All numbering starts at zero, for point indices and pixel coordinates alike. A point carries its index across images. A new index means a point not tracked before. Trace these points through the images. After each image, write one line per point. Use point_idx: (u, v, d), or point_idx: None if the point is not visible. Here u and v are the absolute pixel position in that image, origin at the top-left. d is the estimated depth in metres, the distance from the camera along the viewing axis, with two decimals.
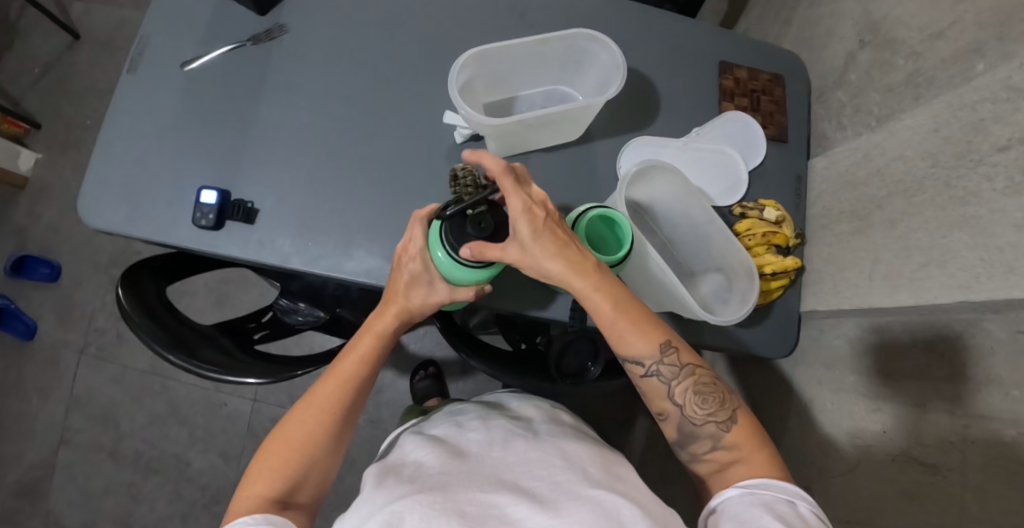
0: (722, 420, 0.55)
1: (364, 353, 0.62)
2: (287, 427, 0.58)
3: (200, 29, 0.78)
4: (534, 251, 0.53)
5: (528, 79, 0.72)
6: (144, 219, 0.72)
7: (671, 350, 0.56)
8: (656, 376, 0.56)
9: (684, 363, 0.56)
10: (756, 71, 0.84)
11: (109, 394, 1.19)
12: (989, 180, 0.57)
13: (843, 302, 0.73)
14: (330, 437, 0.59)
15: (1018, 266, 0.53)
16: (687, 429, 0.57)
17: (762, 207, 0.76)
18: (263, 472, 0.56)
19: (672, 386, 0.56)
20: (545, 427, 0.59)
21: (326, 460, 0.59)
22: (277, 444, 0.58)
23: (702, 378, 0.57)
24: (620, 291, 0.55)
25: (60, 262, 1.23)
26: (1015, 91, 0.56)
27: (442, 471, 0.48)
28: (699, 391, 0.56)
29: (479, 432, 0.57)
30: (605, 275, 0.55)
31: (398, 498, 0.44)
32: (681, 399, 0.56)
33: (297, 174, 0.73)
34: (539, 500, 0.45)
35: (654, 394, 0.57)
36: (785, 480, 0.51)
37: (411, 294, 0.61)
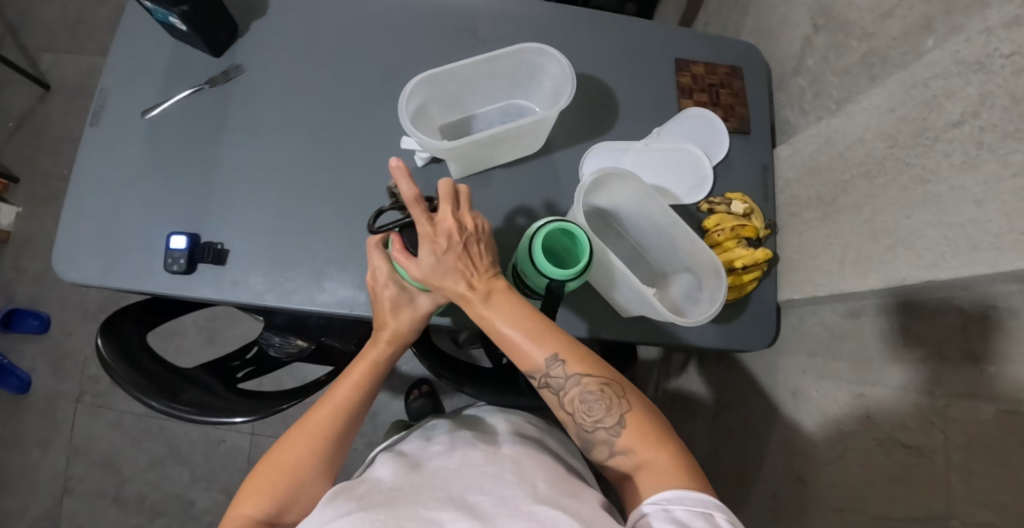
0: (611, 425, 0.55)
1: (356, 379, 0.62)
2: (277, 451, 0.58)
3: (159, 76, 0.78)
4: (426, 274, 0.56)
5: (483, 97, 0.73)
6: (118, 268, 0.73)
7: (558, 362, 0.55)
8: (548, 389, 0.57)
9: (572, 373, 0.55)
10: (713, 65, 0.84)
11: (108, 440, 1.20)
12: (947, 156, 0.57)
13: (818, 290, 0.73)
14: (322, 463, 0.58)
15: (980, 243, 0.52)
16: (583, 437, 0.57)
17: (729, 200, 0.76)
18: (252, 494, 0.55)
19: (562, 397, 0.57)
20: (508, 439, 0.60)
21: (318, 486, 0.58)
22: (268, 468, 0.57)
23: (594, 387, 0.55)
24: (512, 309, 0.57)
25: (50, 313, 1.24)
26: (964, 65, 0.55)
27: (394, 489, 0.49)
28: (586, 400, 0.55)
29: (442, 446, 0.58)
30: (495, 297, 0.57)
31: (341, 514, 0.46)
32: (572, 408, 0.56)
33: (264, 211, 0.73)
34: (481, 515, 0.46)
35: (553, 404, 0.58)
36: (686, 487, 0.49)
37: (399, 317, 0.63)
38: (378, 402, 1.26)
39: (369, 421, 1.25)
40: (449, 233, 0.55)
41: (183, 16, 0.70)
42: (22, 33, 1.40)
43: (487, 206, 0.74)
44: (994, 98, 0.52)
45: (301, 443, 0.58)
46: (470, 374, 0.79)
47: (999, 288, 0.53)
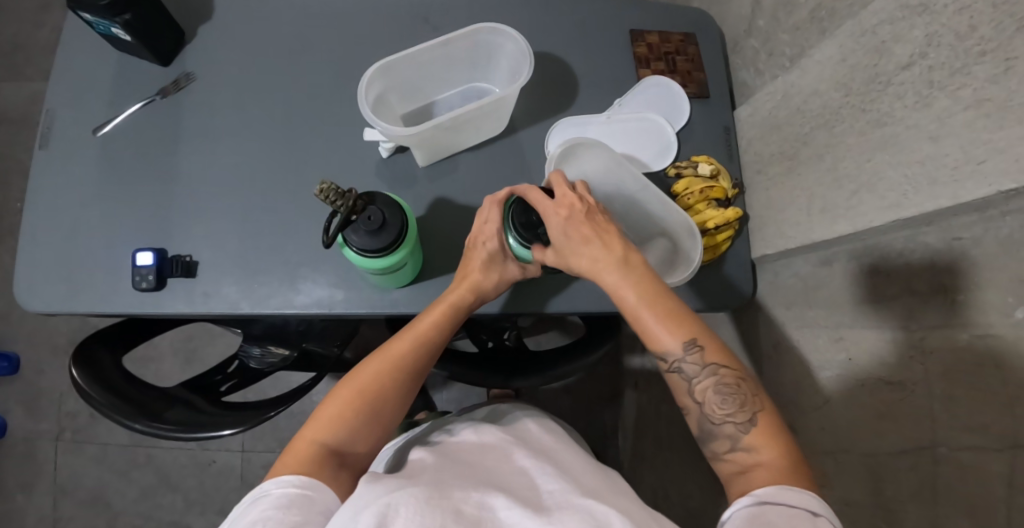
0: (741, 422, 0.53)
1: (431, 322, 0.61)
2: (358, 378, 0.57)
3: (107, 91, 0.76)
4: (568, 243, 0.59)
5: (441, 83, 0.72)
6: (84, 292, 0.70)
7: (695, 347, 0.55)
8: (678, 372, 0.55)
9: (707, 361, 0.54)
10: (667, 33, 0.84)
11: (94, 475, 1.16)
12: (900, 98, 0.58)
13: (789, 242, 0.74)
14: (401, 394, 0.58)
15: (940, 178, 0.53)
16: (705, 427, 0.55)
17: (695, 163, 0.77)
18: (327, 417, 0.54)
19: (693, 383, 0.55)
20: (535, 437, 0.63)
21: (385, 427, 0.57)
22: (349, 392, 0.56)
23: (728, 378, 0.54)
24: (649, 286, 0.57)
25: (18, 353, 1.20)
26: (908, 8, 0.57)
27: (440, 475, 0.50)
28: (720, 391, 0.54)
29: (472, 441, 0.60)
30: (638, 275, 0.57)
31: (395, 490, 0.46)
32: (703, 397, 0.55)
33: (230, 219, 0.71)
34: (535, 507, 0.47)
35: (675, 389, 0.56)
36: (807, 490, 0.47)
37: (487, 274, 0.64)
38: None
39: None
40: (570, 204, 0.60)
41: (125, 26, 0.68)
42: None
43: (457, 192, 0.73)
44: (939, 38, 0.54)
45: (384, 372, 0.57)
46: (464, 359, 0.79)
47: (962, 219, 0.55)
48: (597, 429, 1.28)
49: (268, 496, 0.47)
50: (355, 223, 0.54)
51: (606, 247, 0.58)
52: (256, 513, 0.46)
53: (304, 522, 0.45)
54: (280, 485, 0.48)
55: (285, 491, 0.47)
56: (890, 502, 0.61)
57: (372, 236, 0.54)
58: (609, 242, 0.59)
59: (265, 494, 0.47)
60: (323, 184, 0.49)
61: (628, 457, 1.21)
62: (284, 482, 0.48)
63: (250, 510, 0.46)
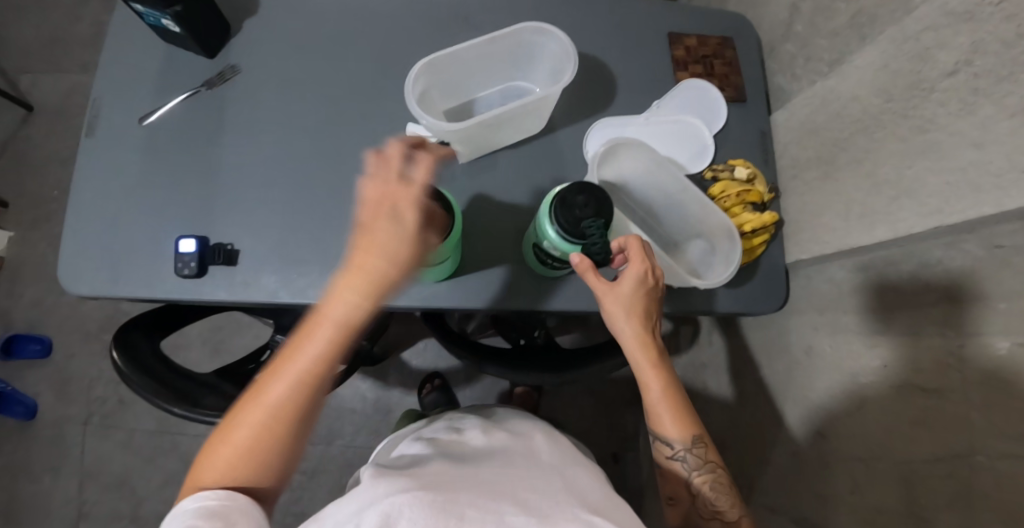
0: (728, 521, 0.62)
1: (323, 342, 0.51)
2: (231, 423, 0.50)
3: (153, 81, 0.78)
4: (625, 320, 0.61)
5: (482, 81, 0.73)
6: (127, 278, 0.72)
7: (699, 444, 0.63)
8: (680, 461, 0.64)
9: (708, 460, 0.64)
10: (704, 37, 0.85)
11: (121, 460, 1.18)
12: (942, 105, 0.58)
13: (825, 247, 0.74)
14: (295, 424, 0.51)
15: (984, 185, 0.53)
16: (692, 520, 0.64)
17: (732, 167, 0.77)
18: (220, 453, 0.50)
19: (693, 476, 0.64)
20: (540, 442, 0.61)
21: (285, 455, 0.52)
22: (226, 438, 0.50)
23: (720, 476, 0.64)
24: (675, 383, 0.63)
25: (50, 337, 1.22)
26: (953, 16, 0.57)
27: (441, 475, 0.51)
28: (714, 487, 0.63)
29: (478, 447, 0.59)
30: (669, 367, 0.62)
31: (400, 489, 0.46)
32: (698, 490, 0.64)
33: (270, 210, 0.73)
34: (537, 515, 0.47)
35: (675, 476, 0.65)
36: None
37: (379, 258, 0.50)
38: (393, 400, 1.28)
39: (384, 419, 1.26)
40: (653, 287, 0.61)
41: (176, 18, 0.69)
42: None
43: (495, 189, 0.74)
44: (985, 46, 0.54)
45: (272, 402, 0.50)
46: (489, 353, 0.79)
47: (1004, 226, 0.55)
48: (617, 431, 1.28)
49: (191, 509, 0.47)
50: None
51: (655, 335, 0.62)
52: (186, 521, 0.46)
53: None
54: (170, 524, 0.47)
55: (204, 505, 0.47)
56: (922, 510, 0.61)
57: (420, 227, 0.55)
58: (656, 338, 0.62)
59: (182, 510, 0.47)
60: (373, 174, 0.51)
61: (648, 460, 1.21)
62: (199, 497, 0.48)
63: (169, 526, 0.47)
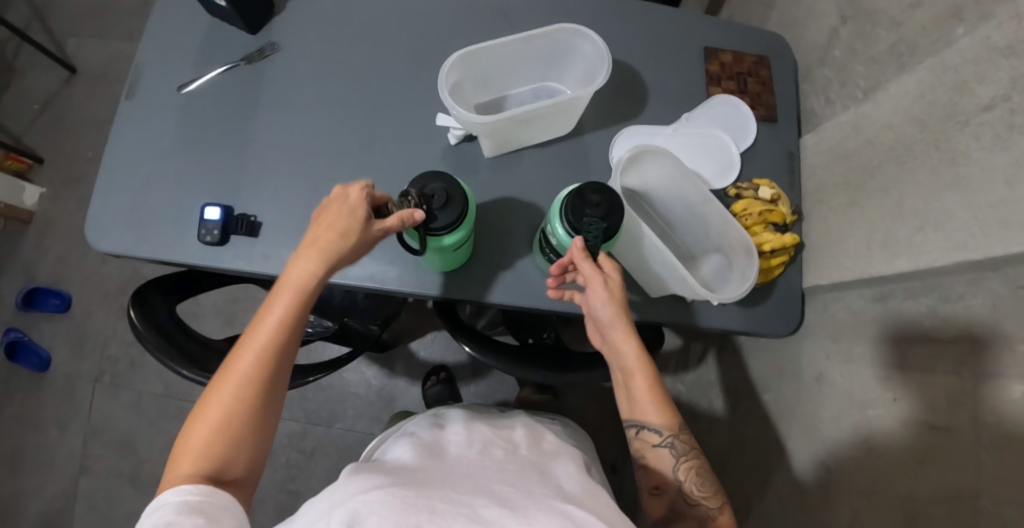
0: (713, 505, 0.60)
1: (282, 314, 0.54)
2: (203, 408, 0.51)
3: (196, 52, 0.80)
4: (610, 303, 0.60)
5: (516, 78, 0.74)
6: (152, 239, 0.73)
7: (683, 430, 0.62)
8: (666, 448, 0.62)
9: (691, 444, 0.62)
10: (741, 54, 0.84)
11: (126, 420, 1.20)
12: (976, 139, 0.58)
13: (844, 274, 0.73)
14: (262, 401, 0.52)
15: (1012, 222, 0.53)
16: (679, 506, 0.61)
17: (756, 186, 0.77)
18: (194, 444, 0.50)
19: (677, 462, 0.62)
20: (524, 443, 0.62)
21: (259, 438, 0.53)
22: (201, 425, 0.50)
23: (703, 462, 0.62)
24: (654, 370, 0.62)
25: (71, 293, 1.25)
26: (994, 50, 0.57)
27: (418, 473, 0.51)
28: (700, 472, 0.61)
29: (461, 442, 0.60)
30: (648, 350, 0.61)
31: (371, 489, 0.46)
32: (685, 476, 0.61)
33: (296, 187, 0.74)
34: (512, 505, 0.46)
35: (659, 465, 0.62)
36: None
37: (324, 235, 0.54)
38: (396, 389, 1.28)
39: (386, 407, 1.27)
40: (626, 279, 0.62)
41: None
42: (49, 17, 1.42)
43: (517, 186, 0.75)
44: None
45: (246, 382, 0.52)
46: (495, 349, 0.79)
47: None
48: (618, 443, 1.27)
49: (167, 505, 0.46)
50: (433, 210, 0.56)
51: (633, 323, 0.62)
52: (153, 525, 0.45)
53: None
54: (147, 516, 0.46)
55: (183, 499, 0.47)
56: None
57: (452, 209, 0.56)
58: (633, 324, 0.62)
59: (163, 503, 0.46)
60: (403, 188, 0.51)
61: None
62: (183, 491, 0.47)
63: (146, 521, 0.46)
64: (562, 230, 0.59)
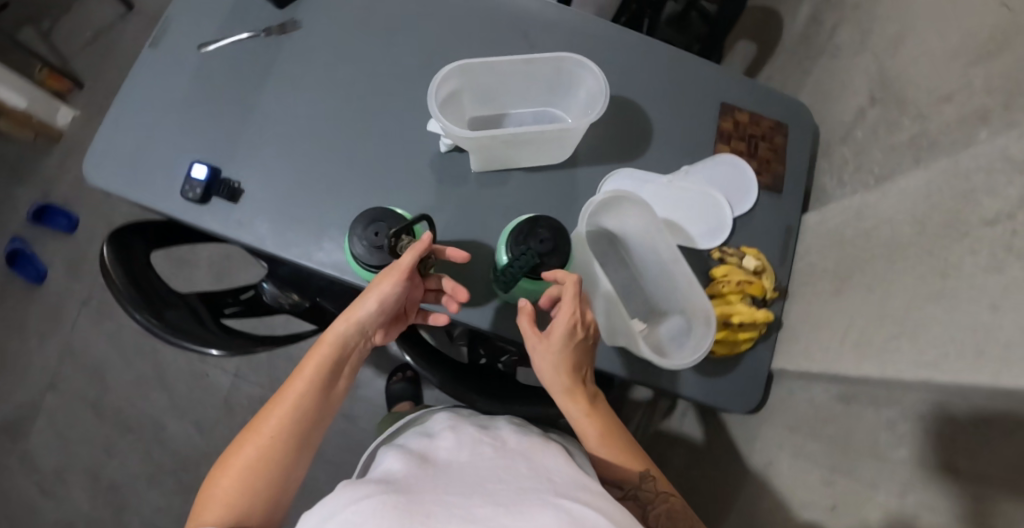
0: None
1: (312, 373, 0.60)
2: (233, 456, 0.55)
3: (223, 14, 0.82)
4: (551, 362, 0.61)
5: (517, 99, 0.73)
6: (139, 184, 0.75)
7: (649, 478, 0.60)
8: (633, 500, 0.59)
9: (662, 490, 0.60)
10: (758, 116, 0.82)
11: (102, 348, 1.24)
12: (972, 253, 0.53)
13: (812, 365, 0.70)
14: (287, 450, 0.57)
15: (988, 350, 0.49)
16: None
17: (742, 254, 0.75)
18: (220, 491, 0.53)
19: (648, 510, 0.59)
20: (515, 439, 0.56)
21: (282, 489, 0.56)
22: (229, 472, 0.54)
23: (677, 505, 0.60)
24: (609, 423, 0.62)
25: (79, 216, 1.31)
26: (1011, 162, 0.52)
27: (410, 482, 0.46)
28: (673, 517, 0.59)
29: (450, 445, 0.55)
30: (598, 406, 0.63)
31: (364, 499, 0.41)
32: (659, 524, 0.58)
33: (284, 162, 0.75)
34: (504, 504, 0.41)
35: (630, 518, 0.58)
36: None
37: (360, 308, 0.61)
38: (362, 375, 1.30)
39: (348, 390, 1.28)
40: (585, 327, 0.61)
41: None
42: None
43: (497, 205, 0.74)
44: None
45: (276, 433, 0.57)
46: (443, 364, 0.79)
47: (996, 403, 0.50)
48: None
49: None
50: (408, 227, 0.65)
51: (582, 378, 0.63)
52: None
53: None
54: None
55: None
56: None
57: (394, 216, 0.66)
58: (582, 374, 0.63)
59: None
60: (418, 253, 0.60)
61: None
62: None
63: None
64: (506, 258, 0.63)
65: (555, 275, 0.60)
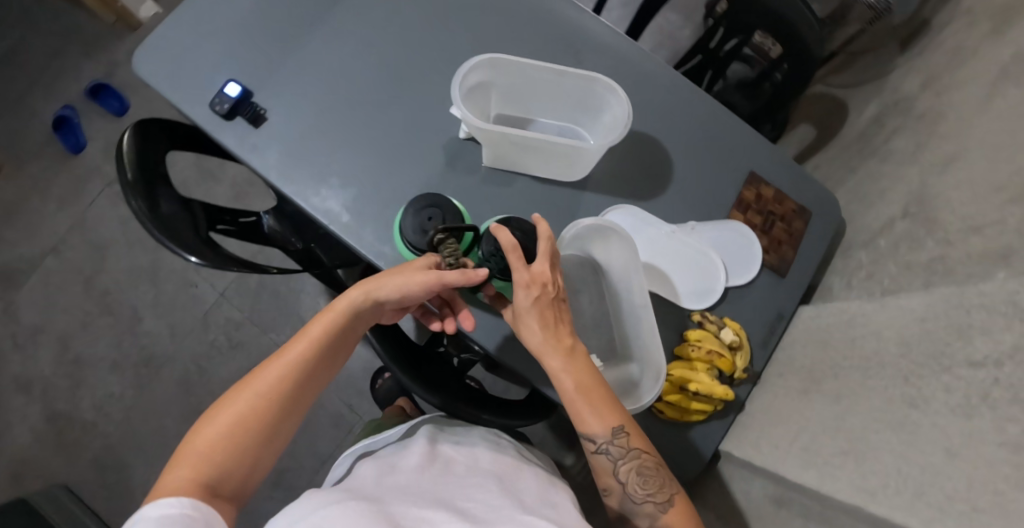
0: (660, 502, 0.57)
1: (316, 335, 0.57)
2: (217, 417, 0.52)
3: None
4: (520, 321, 0.57)
5: (545, 107, 0.73)
6: (173, 83, 0.77)
7: (622, 433, 0.57)
8: (605, 454, 0.58)
9: (632, 446, 0.57)
10: (784, 195, 0.80)
11: (111, 230, 1.30)
12: (947, 390, 0.50)
13: (757, 457, 0.67)
14: (276, 417, 0.55)
15: (927, 493, 0.46)
16: (628, 506, 0.58)
17: (722, 324, 0.73)
18: (198, 452, 0.50)
19: (618, 465, 0.58)
20: (485, 451, 0.62)
21: (258, 455, 0.54)
22: (211, 432, 0.51)
23: (648, 461, 0.58)
24: (586, 377, 0.57)
25: (131, 104, 1.37)
26: (1016, 310, 0.47)
27: (375, 492, 0.50)
28: (642, 472, 0.57)
29: (417, 455, 0.59)
30: (580, 351, 0.58)
31: (332, 504, 0.46)
32: (625, 478, 0.58)
33: (312, 104, 0.76)
34: (474, 519, 0.48)
35: (601, 469, 0.59)
36: None
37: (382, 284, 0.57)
38: None
39: None
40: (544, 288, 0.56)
41: None
42: None
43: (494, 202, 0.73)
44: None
45: (266, 397, 0.54)
46: (403, 337, 0.78)
47: None
48: None
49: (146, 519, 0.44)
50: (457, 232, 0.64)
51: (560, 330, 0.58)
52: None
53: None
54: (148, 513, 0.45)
55: (167, 512, 0.45)
56: None
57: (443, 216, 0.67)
58: (561, 330, 0.58)
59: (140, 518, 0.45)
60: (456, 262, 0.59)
61: None
62: (163, 505, 0.46)
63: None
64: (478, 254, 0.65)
65: (504, 242, 0.56)
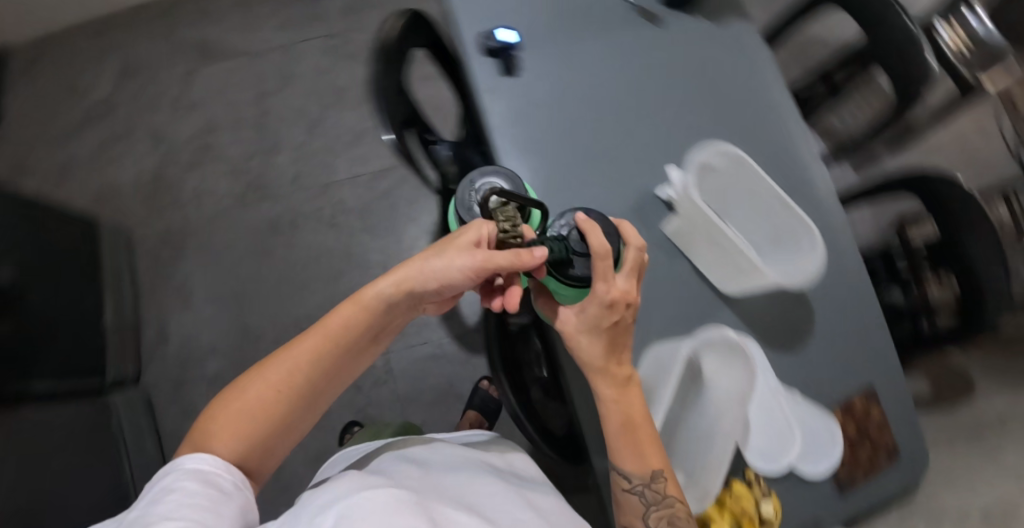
0: None
1: (331, 329, 0.58)
2: (243, 395, 0.55)
3: None
4: (578, 338, 0.60)
5: (742, 218, 0.78)
6: (459, 2, 0.81)
7: (660, 478, 0.59)
8: (637, 494, 0.59)
9: (668, 493, 0.59)
10: (888, 425, 0.79)
11: (305, 69, 1.41)
12: None
13: None
14: (297, 398, 0.57)
15: None
16: None
17: (767, 495, 0.69)
18: (225, 423, 0.54)
19: (649, 510, 0.58)
20: (507, 475, 0.66)
21: (285, 427, 0.57)
22: (240, 404, 0.55)
23: (682, 511, 0.58)
24: (636, 412, 0.59)
25: None
26: None
27: (407, 483, 0.53)
28: (672, 523, 0.58)
29: (441, 466, 0.62)
30: (631, 385, 0.61)
31: (371, 487, 0.48)
32: (653, 523, 0.58)
33: (557, 90, 0.78)
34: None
35: (630, 511, 0.60)
36: None
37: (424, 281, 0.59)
38: None
39: None
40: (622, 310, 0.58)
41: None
42: None
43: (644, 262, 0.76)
44: None
45: (284, 382, 0.56)
46: None
47: None
48: None
49: (181, 467, 0.49)
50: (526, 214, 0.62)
51: (619, 358, 0.60)
52: (163, 485, 0.47)
53: (222, 497, 0.48)
54: (185, 467, 0.49)
55: (196, 467, 0.50)
56: None
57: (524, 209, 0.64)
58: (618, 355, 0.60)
59: (177, 467, 0.49)
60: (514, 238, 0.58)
61: None
62: (198, 459, 0.50)
63: (159, 481, 0.48)
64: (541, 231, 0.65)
65: (598, 248, 0.56)
